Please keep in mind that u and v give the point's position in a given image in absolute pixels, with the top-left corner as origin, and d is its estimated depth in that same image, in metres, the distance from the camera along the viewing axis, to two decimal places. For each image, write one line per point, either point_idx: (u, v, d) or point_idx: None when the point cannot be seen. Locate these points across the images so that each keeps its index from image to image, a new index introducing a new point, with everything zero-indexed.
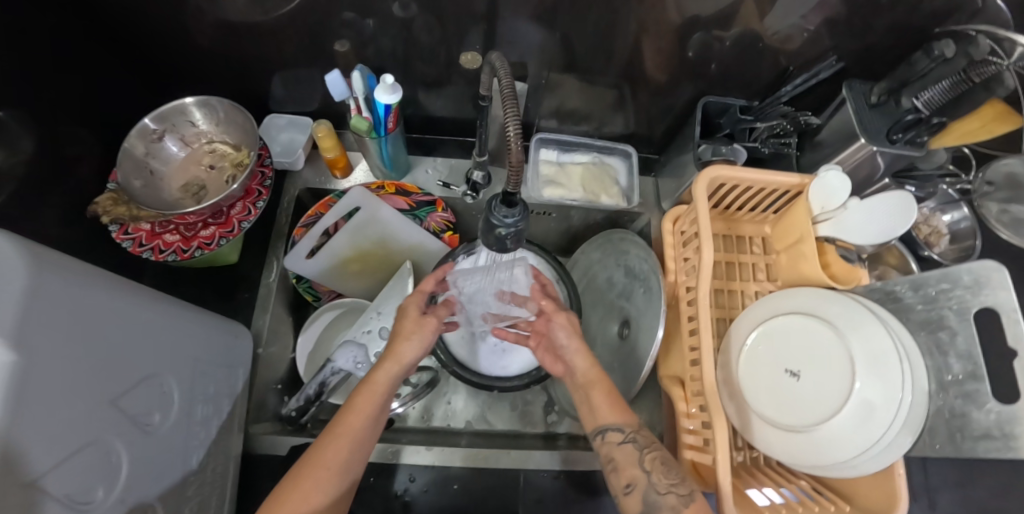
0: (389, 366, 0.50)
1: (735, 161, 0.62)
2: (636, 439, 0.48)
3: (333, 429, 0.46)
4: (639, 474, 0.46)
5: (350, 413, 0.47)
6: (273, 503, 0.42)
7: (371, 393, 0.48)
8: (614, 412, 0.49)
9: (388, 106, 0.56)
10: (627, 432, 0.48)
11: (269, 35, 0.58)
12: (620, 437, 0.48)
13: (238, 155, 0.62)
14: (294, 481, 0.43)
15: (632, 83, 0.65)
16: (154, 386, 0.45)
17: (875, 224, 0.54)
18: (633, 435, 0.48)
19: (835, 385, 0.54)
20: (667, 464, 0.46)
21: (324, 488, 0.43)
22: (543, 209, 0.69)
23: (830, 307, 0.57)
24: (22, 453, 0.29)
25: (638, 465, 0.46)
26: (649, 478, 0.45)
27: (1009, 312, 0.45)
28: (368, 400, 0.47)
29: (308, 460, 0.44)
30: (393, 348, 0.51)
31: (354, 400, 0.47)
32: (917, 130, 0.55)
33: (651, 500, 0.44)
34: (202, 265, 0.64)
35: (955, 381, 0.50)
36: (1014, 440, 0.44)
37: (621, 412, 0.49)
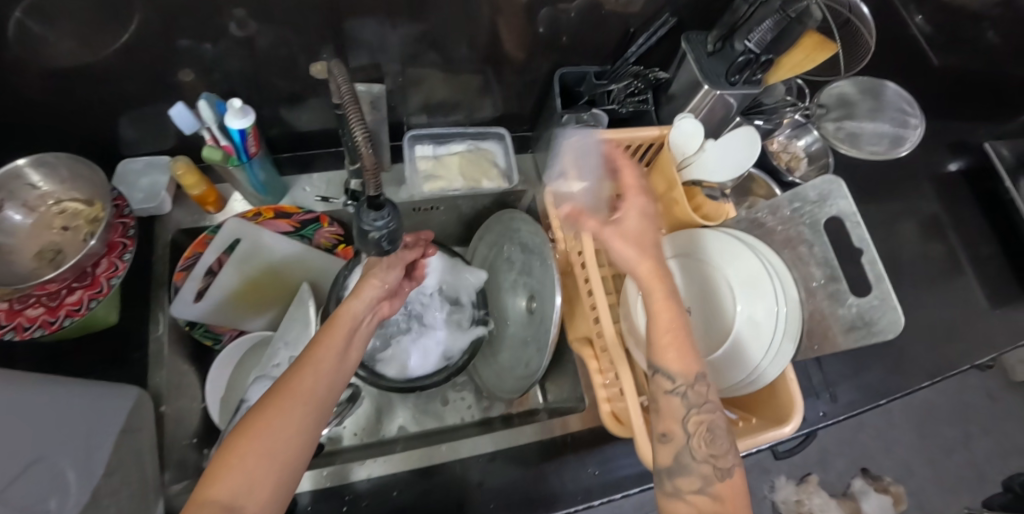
0: (358, 299, 0.48)
1: (598, 125, 0.65)
2: (686, 393, 0.46)
3: (303, 358, 0.43)
4: (680, 433, 0.46)
5: (319, 344, 0.44)
6: (240, 431, 0.37)
7: (342, 328, 0.46)
8: (680, 361, 0.46)
9: (243, 131, 0.55)
10: (678, 384, 0.46)
11: (100, 76, 0.54)
12: (670, 385, 0.46)
13: (92, 210, 0.58)
14: (262, 411, 0.38)
15: (493, 66, 0.67)
16: (41, 469, 0.42)
17: (731, 159, 0.61)
18: (682, 389, 0.46)
19: (723, 313, 0.58)
20: (713, 430, 0.46)
21: (291, 417, 0.39)
22: (428, 204, 0.69)
23: (707, 243, 0.61)
24: None
25: (679, 422, 0.46)
26: (688, 441, 0.45)
27: (853, 224, 0.53)
28: (337, 337, 0.45)
29: (279, 389, 0.40)
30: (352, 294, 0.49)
31: (324, 332, 0.45)
32: (751, 69, 0.61)
33: (684, 461, 0.45)
34: (77, 334, 0.59)
35: (820, 286, 0.56)
36: (874, 325, 0.51)
37: (683, 361, 0.46)
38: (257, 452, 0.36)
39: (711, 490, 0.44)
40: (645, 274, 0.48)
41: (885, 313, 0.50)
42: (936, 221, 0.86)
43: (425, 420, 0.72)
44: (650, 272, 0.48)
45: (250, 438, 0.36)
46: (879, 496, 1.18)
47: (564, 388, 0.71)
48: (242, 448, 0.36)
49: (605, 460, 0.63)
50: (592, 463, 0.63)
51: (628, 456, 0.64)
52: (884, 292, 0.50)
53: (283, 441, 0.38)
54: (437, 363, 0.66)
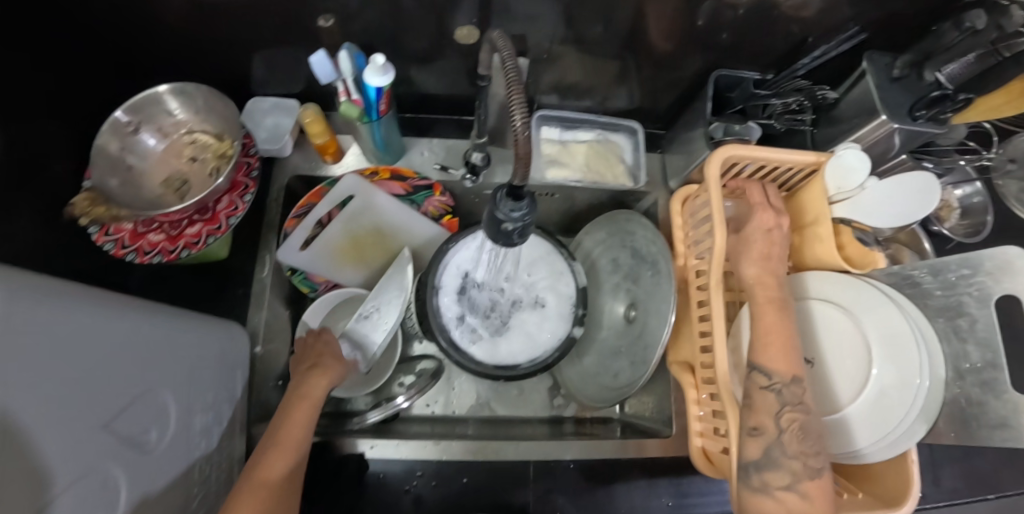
0: (321, 379, 0.52)
1: (749, 139, 0.60)
2: (782, 390, 0.45)
3: (274, 439, 0.46)
4: (772, 426, 0.45)
5: (287, 427, 0.47)
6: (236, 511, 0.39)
7: (305, 408, 0.49)
8: (780, 359, 0.46)
9: (379, 88, 0.52)
10: (773, 380, 0.46)
11: (244, 10, 0.53)
12: (766, 381, 0.46)
13: (221, 145, 0.58)
14: (246, 493, 0.41)
15: (635, 54, 0.61)
16: (149, 402, 0.42)
17: (894, 206, 0.54)
18: (779, 386, 0.45)
19: (850, 371, 0.53)
20: (805, 431, 0.44)
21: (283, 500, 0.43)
22: (546, 191, 0.67)
23: (845, 291, 0.55)
24: (24, 490, 0.27)
25: (773, 417, 0.45)
26: (781, 435, 0.44)
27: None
28: (304, 412, 0.49)
29: (258, 474, 0.43)
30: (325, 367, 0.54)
31: (292, 411, 0.48)
32: (942, 107, 0.51)
33: (774, 455, 0.43)
34: (192, 261, 0.61)
35: (974, 369, 0.48)
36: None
37: (784, 360, 0.46)
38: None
39: (801, 488, 0.43)
40: (759, 281, 0.52)
41: None
42: None
43: (495, 406, 0.70)
44: (761, 276, 0.52)
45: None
46: None
47: (649, 407, 0.68)
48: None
49: (681, 493, 0.62)
50: (666, 494, 0.62)
51: (703, 493, 0.62)
52: None
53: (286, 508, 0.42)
54: (527, 356, 0.63)
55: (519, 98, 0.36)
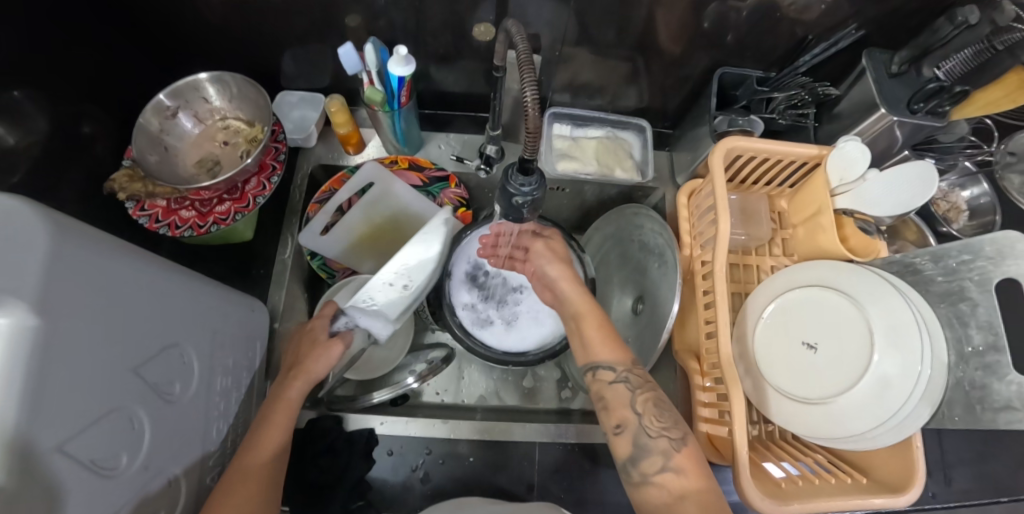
0: (299, 382, 0.50)
1: (752, 132, 0.63)
2: (628, 378, 0.47)
3: (251, 443, 0.45)
4: (630, 417, 0.45)
5: (260, 439, 0.46)
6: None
7: (280, 418, 0.48)
8: (610, 349, 0.49)
9: (402, 78, 0.56)
10: (619, 371, 0.47)
11: (279, 8, 0.58)
12: (612, 376, 0.47)
13: (252, 131, 0.62)
14: (217, 501, 0.41)
15: (645, 55, 0.64)
16: (174, 356, 0.45)
17: (895, 195, 0.55)
18: (624, 374, 0.47)
19: (853, 358, 0.54)
20: (660, 407, 0.46)
21: (251, 499, 0.42)
22: (557, 184, 0.69)
23: (850, 279, 0.56)
24: (59, 411, 0.30)
25: (629, 407, 0.46)
26: (640, 421, 0.45)
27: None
28: (284, 414, 0.48)
29: (232, 480, 0.43)
30: (303, 368, 0.50)
31: (269, 415, 0.47)
32: (940, 99, 0.54)
33: (641, 443, 0.44)
34: (216, 241, 0.65)
35: (976, 353, 0.50)
36: None
37: (614, 351, 0.48)
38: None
39: (673, 465, 0.42)
40: (564, 282, 0.55)
41: None
42: None
43: (505, 397, 0.71)
44: (568, 281, 0.55)
45: None
46: None
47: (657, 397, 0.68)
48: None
49: None
50: None
51: None
52: None
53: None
54: (534, 342, 0.64)
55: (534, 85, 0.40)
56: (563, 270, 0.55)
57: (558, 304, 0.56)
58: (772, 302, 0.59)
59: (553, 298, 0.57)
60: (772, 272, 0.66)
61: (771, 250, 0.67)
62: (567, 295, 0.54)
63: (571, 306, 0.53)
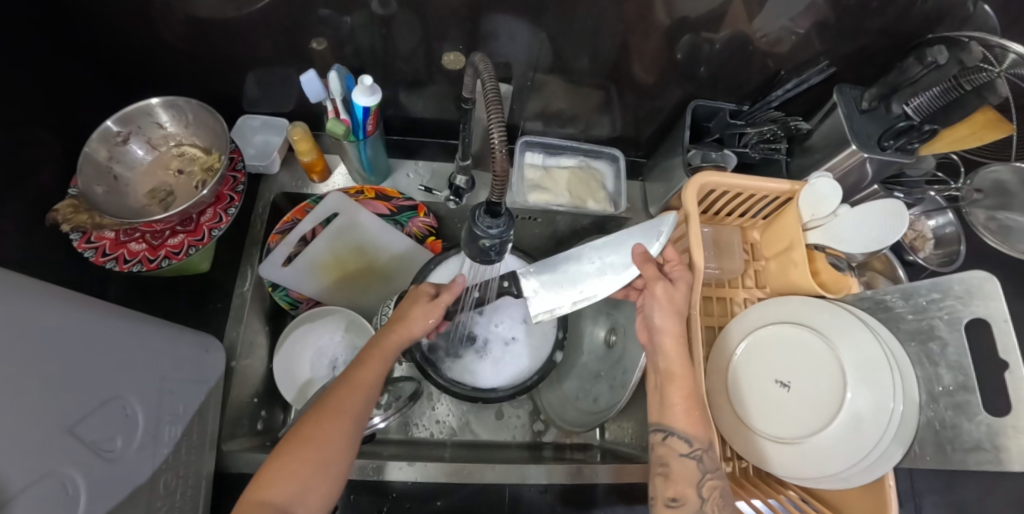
0: (397, 332, 0.49)
1: (725, 166, 0.62)
2: (701, 458, 0.45)
3: (347, 380, 0.46)
4: (693, 495, 0.44)
5: (362, 367, 0.47)
6: (294, 442, 0.41)
7: (378, 360, 0.47)
8: (689, 421, 0.46)
9: (366, 108, 0.54)
10: (695, 447, 0.45)
11: (240, 32, 0.55)
12: (684, 449, 0.45)
13: (208, 159, 0.59)
14: (311, 423, 0.42)
15: (619, 84, 0.63)
16: (116, 408, 0.42)
17: (866, 231, 0.55)
18: (698, 452, 0.45)
19: (827, 396, 0.53)
20: (725, 497, 0.44)
21: (338, 430, 0.42)
22: (528, 214, 0.68)
23: (820, 315, 0.56)
24: None
25: (692, 486, 0.44)
26: (700, 506, 0.43)
27: (999, 323, 0.44)
28: (381, 359, 0.48)
29: (325, 407, 0.43)
30: (404, 320, 0.50)
31: (368, 355, 0.47)
32: (909, 137, 0.54)
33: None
34: (171, 275, 0.62)
35: (946, 393, 0.49)
36: (1005, 452, 0.43)
37: (691, 425, 0.45)
38: (306, 464, 0.40)
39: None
40: (665, 336, 0.49)
41: (1017, 439, 0.42)
42: None
43: (478, 431, 0.69)
44: (672, 339, 0.49)
45: (319, 432, 0.41)
46: None
47: (630, 432, 0.67)
48: (292, 464, 0.40)
49: None
50: None
51: None
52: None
53: (335, 449, 0.41)
54: (502, 380, 0.62)
55: (499, 121, 0.35)
56: (673, 324, 0.49)
57: (651, 352, 0.52)
58: (745, 339, 0.59)
59: (648, 340, 0.52)
60: (745, 304, 0.65)
61: (744, 282, 0.67)
62: (665, 348, 0.49)
63: (662, 362, 0.49)
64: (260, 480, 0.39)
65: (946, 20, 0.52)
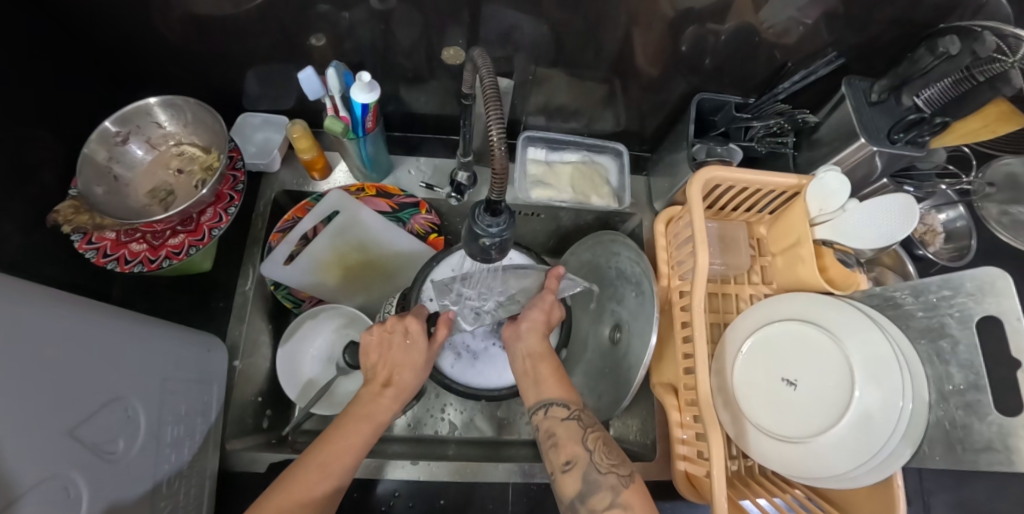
0: (393, 394, 0.47)
1: (731, 161, 0.61)
2: (580, 417, 0.47)
3: (334, 436, 0.43)
4: (581, 452, 0.45)
5: (351, 426, 0.44)
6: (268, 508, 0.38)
7: (366, 424, 0.44)
8: (559, 388, 0.49)
9: (366, 105, 0.53)
10: (572, 409, 0.47)
11: (237, 28, 0.54)
12: (564, 413, 0.47)
13: (208, 157, 0.59)
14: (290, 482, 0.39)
15: (622, 77, 0.62)
16: (117, 410, 0.42)
17: (878, 228, 0.54)
18: (576, 413, 0.47)
19: (834, 394, 0.52)
20: (609, 445, 0.46)
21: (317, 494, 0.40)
22: (530, 210, 0.67)
23: (827, 312, 0.55)
24: None
25: (580, 443, 0.45)
26: (590, 457, 0.45)
27: (1012, 320, 0.43)
28: (367, 424, 0.44)
29: (305, 468, 0.41)
30: (397, 377, 0.47)
31: (355, 419, 0.44)
32: (920, 129, 0.53)
33: (592, 478, 0.43)
34: (174, 274, 0.62)
35: (957, 391, 0.48)
36: (1013, 452, 0.42)
37: (566, 390, 0.49)
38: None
39: (621, 501, 0.42)
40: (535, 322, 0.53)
41: None
42: None
43: (478, 430, 0.69)
44: (535, 327, 0.53)
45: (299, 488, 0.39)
46: None
47: (634, 429, 0.68)
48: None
49: None
50: None
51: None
52: None
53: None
54: (503, 379, 0.62)
55: (497, 117, 0.34)
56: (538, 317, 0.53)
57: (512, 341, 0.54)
58: (751, 337, 0.58)
59: (511, 330, 0.53)
60: (751, 301, 0.64)
61: (750, 277, 0.66)
62: (529, 335, 0.52)
63: (530, 345, 0.52)
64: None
65: (959, 9, 0.51)
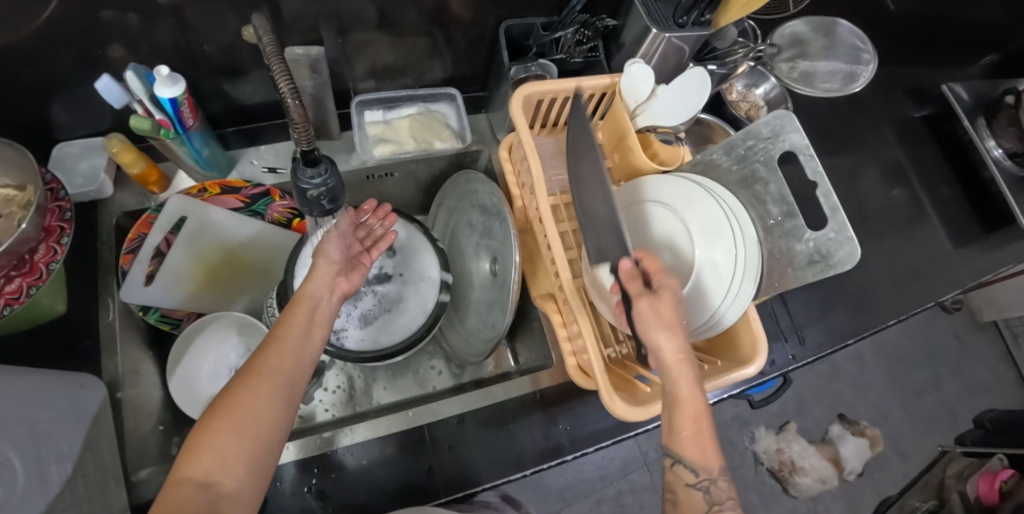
0: (304, 310, 0.49)
1: (547, 75, 0.66)
2: (708, 488, 0.43)
3: (263, 353, 0.44)
4: None
5: (282, 328, 0.47)
6: (219, 411, 0.39)
7: (299, 316, 0.48)
8: (696, 451, 0.43)
9: (174, 100, 0.52)
10: (701, 476, 0.43)
11: (20, 59, 0.50)
12: (692, 478, 0.43)
13: (25, 195, 0.56)
14: (237, 388, 0.41)
15: (436, 26, 0.64)
16: None
17: (682, 103, 0.60)
18: (705, 482, 0.43)
19: (680, 258, 0.58)
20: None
21: (264, 395, 0.41)
22: (382, 169, 0.69)
23: (664, 188, 0.60)
24: None
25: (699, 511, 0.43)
26: None
27: (803, 151, 0.51)
28: (298, 324, 0.48)
29: (251, 371, 0.42)
30: (302, 294, 0.50)
31: (285, 323, 0.47)
32: (697, 9, 0.59)
33: None
34: (20, 326, 0.57)
35: (777, 224, 0.55)
36: (831, 258, 0.49)
37: (702, 454, 0.43)
38: (230, 438, 0.38)
39: None
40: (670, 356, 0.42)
41: (841, 244, 0.48)
42: (899, 167, 0.88)
43: (399, 390, 0.72)
44: (676, 357, 0.42)
45: (241, 399, 0.40)
46: (856, 440, 1.25)
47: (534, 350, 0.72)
48: (233, 415, 0.39)
49: (577, 416, 0.63)
50: (562, 419, 0.63)
51: (602, 409, 0.64)
52: (840, 223, 0.48)
53: (262, 419, 0.40)
54: (399, 336, 0.64)
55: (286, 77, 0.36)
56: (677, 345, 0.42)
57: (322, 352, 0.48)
58: None
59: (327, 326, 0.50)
60: None
61: (600, 181, 0.70)
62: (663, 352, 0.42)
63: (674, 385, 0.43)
64: (183, 456, 0.36)
65: None
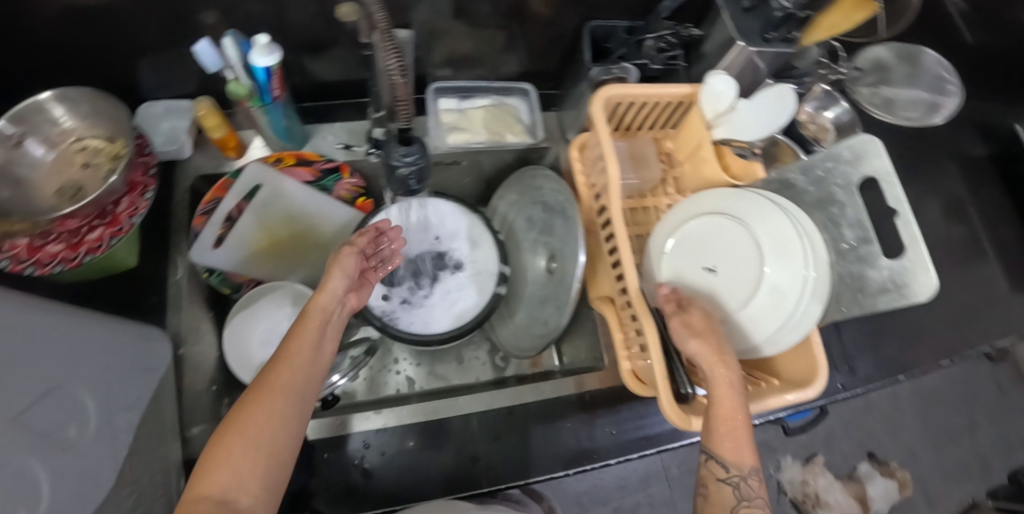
0: (314, 323, 0.47)
1: (628, 78, 0.65)
2: (739, 484, 0.43)
3: (270, 366, 0.41)
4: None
5: (292, 340, 0.44)
6: (231, 425, 0.36)
7: (307, 329, 0.46)
8: (732, 450, 0.44)
9: (268, 68, 0.53)
10: (733, 473, 0.44)
11: (126, 16, 0.53)
12: (724, 473, 0.44)
13: (113, 147, 0.58)
14: (244, 403, 0.38)
15: (518, 20, 0.64)
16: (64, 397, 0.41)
17: (758, 119, 0.58)
18: (738, 479, 0.43)
19: (745, 272, 0.57)
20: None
21: (276, 409, 0.38)
22: (451, 157, 0.69)
23: (737, 202, 0.60)
24: None
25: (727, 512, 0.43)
26: None
27: (884, 177, 0.49)
28: (307, 336, 0.45)
29: (259, 385, 0.39)
30: (308, 306, 0.48)
31: (294, 333, 0.45)
32: (787, 28, 0.58)
33: None
34: (95, 273, 0.59)
35: (851, 248, 0.54)
36: (906, 288, 0.48)
37: (739, 454, 0.44)
38: (244, 455, 0.35)
39: None
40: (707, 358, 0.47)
41: (918, 275, 0.47)
42: (967, 204, 0.85)
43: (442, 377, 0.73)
44: (712, 357, 0.47)
45: (249, 412, 0.37)
46: (883, 481, 1.23)
47: (583, 351, 0.72)
48: (244, 429, 0.36)
49: (623, 422, 0.63)
50: (608, 424, 0.62)
51: (648, 418, 0.63)
52: (917, 254, 0.46)
53: (275, 435, 0.38)
54: (451, 322, 0.65)
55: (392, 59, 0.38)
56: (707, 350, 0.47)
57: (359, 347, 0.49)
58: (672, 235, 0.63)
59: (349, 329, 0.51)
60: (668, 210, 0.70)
61: (666, 189, 0.71)
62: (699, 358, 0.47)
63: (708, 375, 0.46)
64: (197, 471, 0.34)
65: None
